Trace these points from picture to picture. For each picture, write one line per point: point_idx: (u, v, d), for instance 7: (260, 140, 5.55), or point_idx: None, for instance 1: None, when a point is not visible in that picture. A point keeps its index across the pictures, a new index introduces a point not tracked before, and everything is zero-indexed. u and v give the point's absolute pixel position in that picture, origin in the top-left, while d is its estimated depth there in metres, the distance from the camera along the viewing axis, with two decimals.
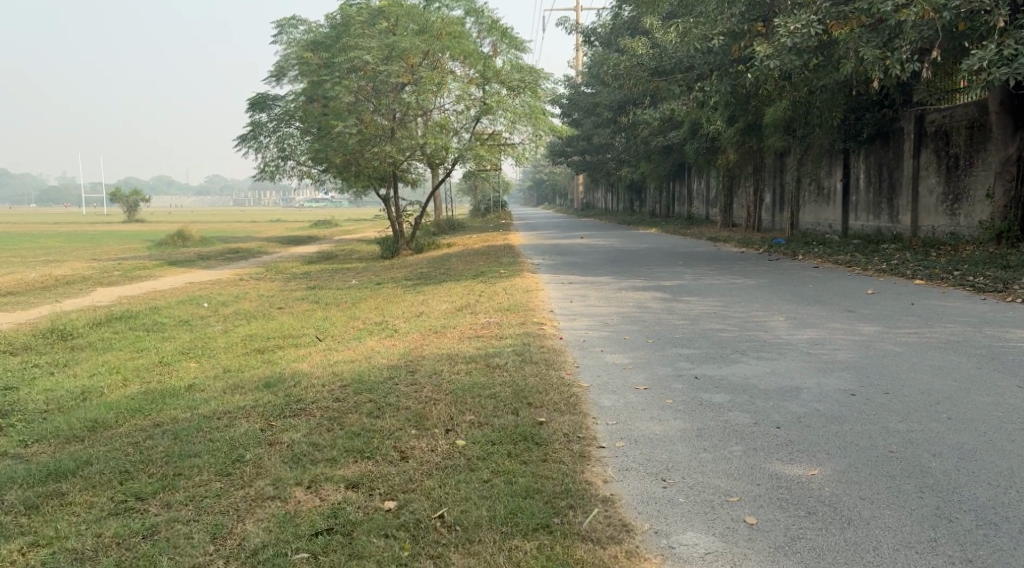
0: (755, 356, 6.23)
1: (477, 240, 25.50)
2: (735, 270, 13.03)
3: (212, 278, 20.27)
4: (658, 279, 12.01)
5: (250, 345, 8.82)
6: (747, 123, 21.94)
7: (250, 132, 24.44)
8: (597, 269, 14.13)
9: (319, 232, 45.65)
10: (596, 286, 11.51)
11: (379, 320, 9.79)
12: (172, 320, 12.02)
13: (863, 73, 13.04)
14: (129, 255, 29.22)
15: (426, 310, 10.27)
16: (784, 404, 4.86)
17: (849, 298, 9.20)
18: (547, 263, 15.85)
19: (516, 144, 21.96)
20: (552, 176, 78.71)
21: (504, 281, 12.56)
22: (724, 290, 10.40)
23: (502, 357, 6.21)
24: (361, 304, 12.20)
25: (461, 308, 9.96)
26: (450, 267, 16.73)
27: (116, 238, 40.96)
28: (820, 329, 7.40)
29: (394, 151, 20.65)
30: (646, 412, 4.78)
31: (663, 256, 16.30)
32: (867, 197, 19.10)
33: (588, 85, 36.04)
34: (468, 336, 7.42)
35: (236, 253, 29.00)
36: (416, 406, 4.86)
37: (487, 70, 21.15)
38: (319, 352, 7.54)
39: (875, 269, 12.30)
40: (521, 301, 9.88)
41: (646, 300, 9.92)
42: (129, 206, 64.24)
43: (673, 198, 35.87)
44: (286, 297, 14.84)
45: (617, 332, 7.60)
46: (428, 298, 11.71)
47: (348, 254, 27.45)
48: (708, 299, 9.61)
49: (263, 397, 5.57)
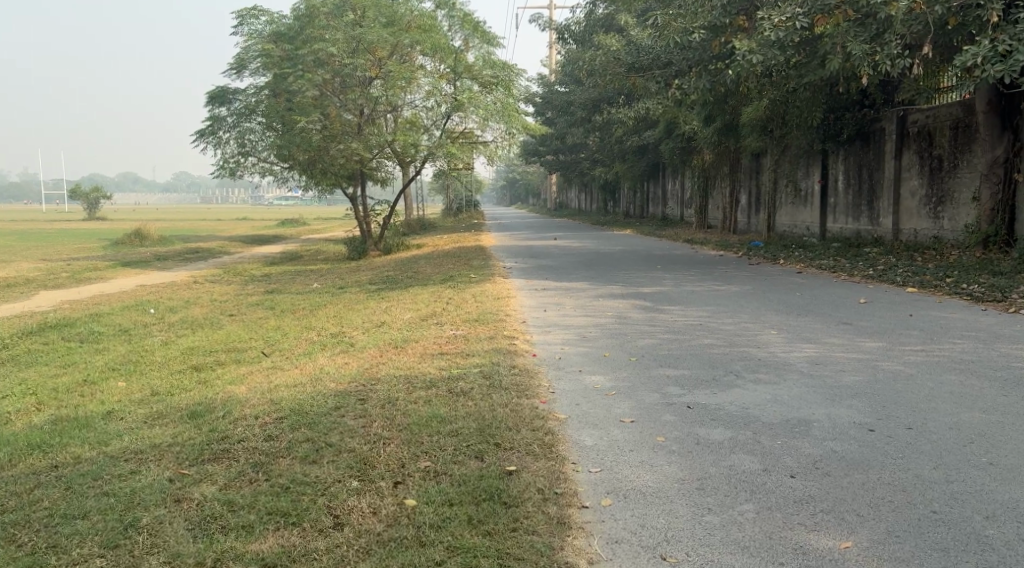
0: (751, 379, 5.50)
1: (448, 241, 24.69)
2: (718, 275, 12.34)
3: (165, 281, 19.31)
4: (636, 285, 11.31)
5: (190, 361, 8.00)
6: (724, 123, 21.35)
7: (209, 127, 23.51)
8: (572, 274, 13.40)
9: (286, 230, 44.68)
10: (571, 293, 10.77)
11: (336, 331, 9.00)
12: (114, 330, 11.15)
13: (850, 70, 12.41)
14: (84, 255, 28.10)
15: (387, 320, 9.49)
16: (793, 443, 4.15)
17: (843, 308, 8.50)
18: (520, 267, 15.11)
19: (489, 142, 21.16)
20: (526, 176, 77.92)
21: (473, 286, 11.81)
22: (708, 298, 9.70)
23: (465, 380, 5.45)
24: (320, 311, 11.39)
25: (425, 318, 9.19)
26: (417, 271, 15.94)
27: (75, 236, 39.71)
28: (817, 344, 6.70)
29: (361, 148, 19.80)
30: (634, 454, 4.04)
31: (640, 260, 15.62)
32: (847, 199, 18.56)
33: (562, 83, 35.39)
34: (430, 353, 6.65)
35: (197, 253, 27.98)
36: (361, 448, 4.09)
37: (458, 65, 20.34)
38: (262, 372, 6.74)
39: (864, 274, 11.66)
40: (490, 311, 9.13)
41: (624, 309, 9.19)
42: (90, 203, 62.53)
43: (647, 198, 35.29)
44: (242, 303, 13.99)
45: (595, 349, 6.87)
46: (392, 305, 10.93)
47: (314, 254, 26.52)
48: (692, 309, 8.90)
49: (183, 433, 4.78)
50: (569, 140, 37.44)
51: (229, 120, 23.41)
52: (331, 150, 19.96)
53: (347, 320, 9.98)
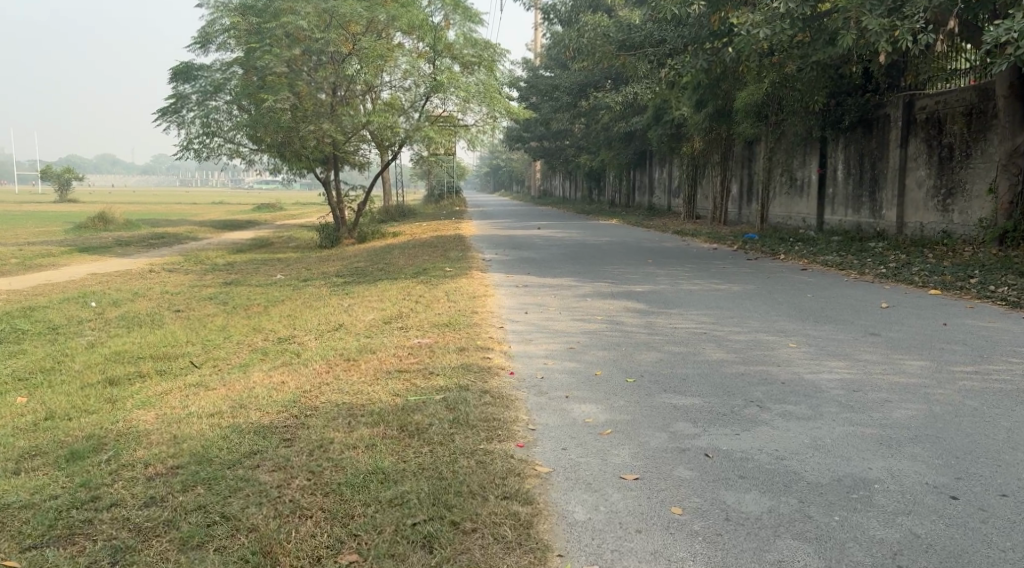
0: (780, 415, 4.38)
1: (426, 230, 23.48)
2: (717, 272, 11.24)
3: (120, 269, 18.07)
4: (626, 283, 10.20)
5: (108, 373, 6.83)
6: (717, 107, 20.32)
7: (171, 106, 22.14)
8: (556, 268, 12.31)
9: (260, 215, 43.29)
10: (555, 291, 9.65)
11: (285, 335, 7.86)
12: (42, 328, 9.97)
13: (864, 47, 11.34)
14: (42, 239, 26.73)
15: (346, 322, 8.34)
16: (856, 521, 3.13)
17: (864, 315, 7.43)
18: (500, 259, 13.99)
19: (469, 125, 19.93)
20: (510, 163, 76.46)
21: (448, 281, 10.69)
22: (709, 300, 8.59)
23: (423, 413, 4.31)
24: (276, 308, 10.23)
25: (389, 321, 8.05)
26: (389, 262, 14.78)
27: (39, 219, 38.29)
28: (848, 362, 5.59)
29: (332, 129, 18.57)
30: (640, 540, 3.05)
31: (629, 253, 14.52)
32: (846, 189, 17.58)
33: (548, 66, 34.25)
34: (385, 371, 5.50)
35: (163, 240, 26.62)
36: (268, 527, 3.14)
37: (438, 43, 19.08)
38: (182, 394, 5.59)
39: (876, 273, 10.61)
40: (463, 313, 8.03)
41: (615, 312, 8.07)
42: (60, 184, 60.62)
43: (634, 187, 34.24)
44: (194, 296, 12.81)
45: (585, 366, 5.73)
46: (355, 303, 9.78)
47: (285, 242, 25.26)
48: (694, 313, 7.79)
49: (42, 487, 3.69)
50: (554, 127, 36.24)
51: (192, 98, 22.03)
52: (301, 132, 18.74)
53: (303, 320, 8.83)
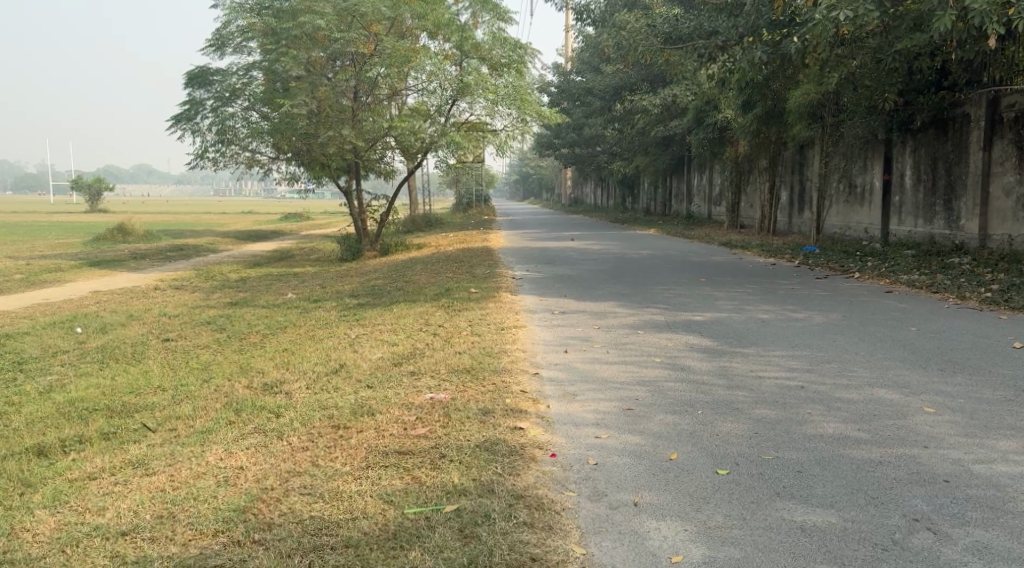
0: (971, 554, 3.10)
1: (452, 241, 22.05)
2: (786, 295, 9.66)
3: (127, 285, 16.92)
4: (682, 310, 8.67)
5: (41, 436, 5.39)
6: (768, 107, 18.69)
7: (185, 112, 20.69)
8: (597, 288, 10.82)
9: (285, 225, 42.30)
10: (598, 320, 8.15)
11: (273, 381, 6.41)
12: (7, 363, 8.65)
13: (962, 30, 9.73)
14: (56, 252, 25.69)
15: (349, 362, 6.85)
16: None
17: (1001, 360, 5.87)
18: (532, 277, 12.48)
19: (499, 130, 18.45)
20: (539, 171, 74.84)
21: (474, 306, 9.24)
22: (791, 336, 7.04)
23: (425, 553, 3.11)
24: (275, 339, 8.81)
25: (399, 363, 6.55)
26: (408, 279, 13.36)
27: (64, 229, 37.68)
28: (1021, 440, 4.10)
29: (353, 136, 17.15)
30: None
31: (677, 270, 12.96)
32: (915, 198, 15.92)
33: (581, 70, 32.72)
34: (380, 451, 4.04)
35: (178, 253, 25.40)
36: None
37: (466, 43, 17.64)
38: (108, 483, 4.12)
39: (981, 295, 9.00)
40: (490, 352, 6.56)
41: (677, 351, 6.56)
42: (89, 195, 60.12)
43: (671, 194, 32.61)
44: (192, 320, 11.46)
45: (651, 443, 4.20)
46: (365, 333, 8.33)
47: (304, 254, 23.97)
48: (777, 354, 6.28)
49: None
50: (585, 134, 34.72)
51: (208, 103, 20.40)
52: (319, 139, 17.41)
53: (299, 357, 7.37)
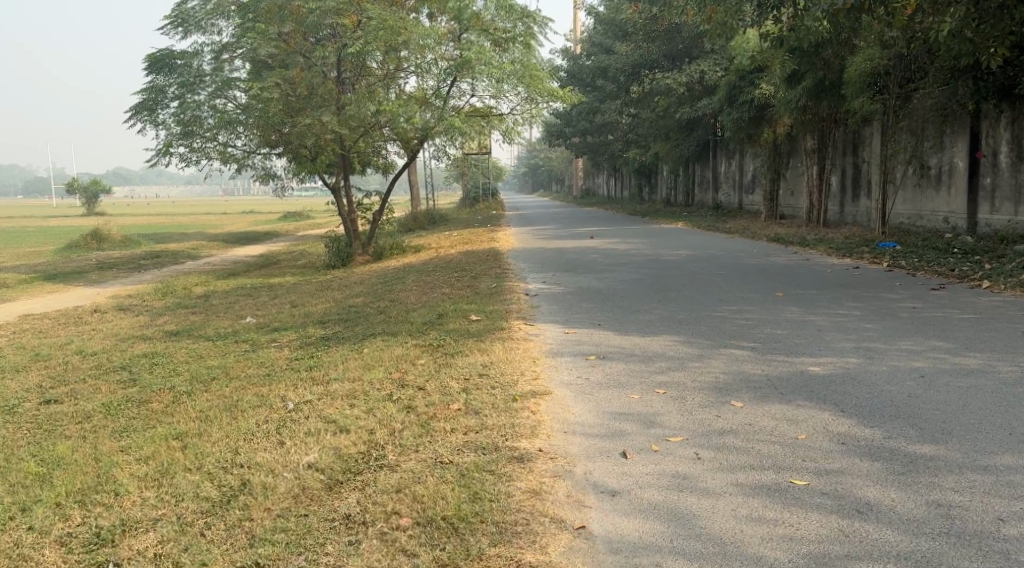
0: None
1: (455, 242, 19.20)
2: (918, 321, 6.76)
3: (69, 306, 14.20)
4: (780, 352, 5.82)
5: None
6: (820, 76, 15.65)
7: (145, 101, 17.75)
8: (647, 310, 7.99)
9: (280, 226, 39.39)
10: (662, 376, 5.30)
11: (109, 532, 3.68)
12: None
13: None
14: (16, 264, 22.90)
15: (254, 477, 4.05)
16: None
17: None
18: (552, 294, 9.62)
19: (505, 114, 15.49)
20: (550, 161, 71.43)
21: (471, 349, 6.38)
22: (1000, 414, 4.19)
23: None
24: (182, 407, 5.99)
25: (334, 488, 3.76)
26: (394, 298, 10.54)
27: (42, 235, 34.86)
28: None
29: (335, 123, 14.17)
30: None
31: (739, 278, 10.09)
32: (1014, 179, 13.08)
33: (595, 50, 29.67)
34: None
35: (151, 261, 22.52)
36: None
37: (464, 12, 14.37)
38: None
39: None
40: (488, 464, 3.73)
41: (823, 456, 3.71)
42: (86, 198, 57.33)
43: (695, 182, 29.60)
44: (106, 363, 8.68)
45: None
46: (307, 402, 5.46)
47: (291, 260, 21.13)
48: (1016, 470, 3.45)
49: None
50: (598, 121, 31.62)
51: (169, 90, 17.30)
52: (291, 129, 14.49)
53: (188, 457, 4.58)
